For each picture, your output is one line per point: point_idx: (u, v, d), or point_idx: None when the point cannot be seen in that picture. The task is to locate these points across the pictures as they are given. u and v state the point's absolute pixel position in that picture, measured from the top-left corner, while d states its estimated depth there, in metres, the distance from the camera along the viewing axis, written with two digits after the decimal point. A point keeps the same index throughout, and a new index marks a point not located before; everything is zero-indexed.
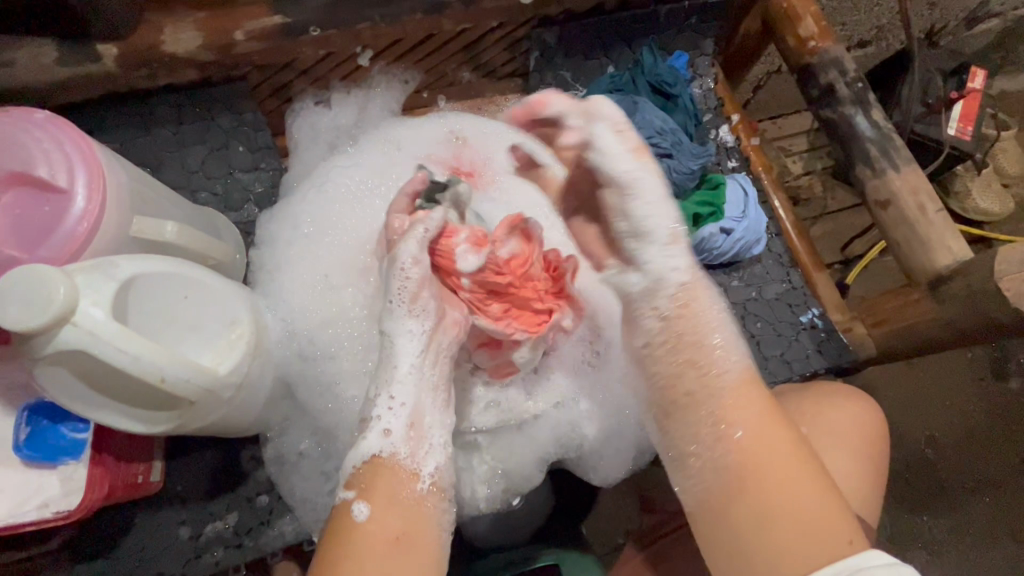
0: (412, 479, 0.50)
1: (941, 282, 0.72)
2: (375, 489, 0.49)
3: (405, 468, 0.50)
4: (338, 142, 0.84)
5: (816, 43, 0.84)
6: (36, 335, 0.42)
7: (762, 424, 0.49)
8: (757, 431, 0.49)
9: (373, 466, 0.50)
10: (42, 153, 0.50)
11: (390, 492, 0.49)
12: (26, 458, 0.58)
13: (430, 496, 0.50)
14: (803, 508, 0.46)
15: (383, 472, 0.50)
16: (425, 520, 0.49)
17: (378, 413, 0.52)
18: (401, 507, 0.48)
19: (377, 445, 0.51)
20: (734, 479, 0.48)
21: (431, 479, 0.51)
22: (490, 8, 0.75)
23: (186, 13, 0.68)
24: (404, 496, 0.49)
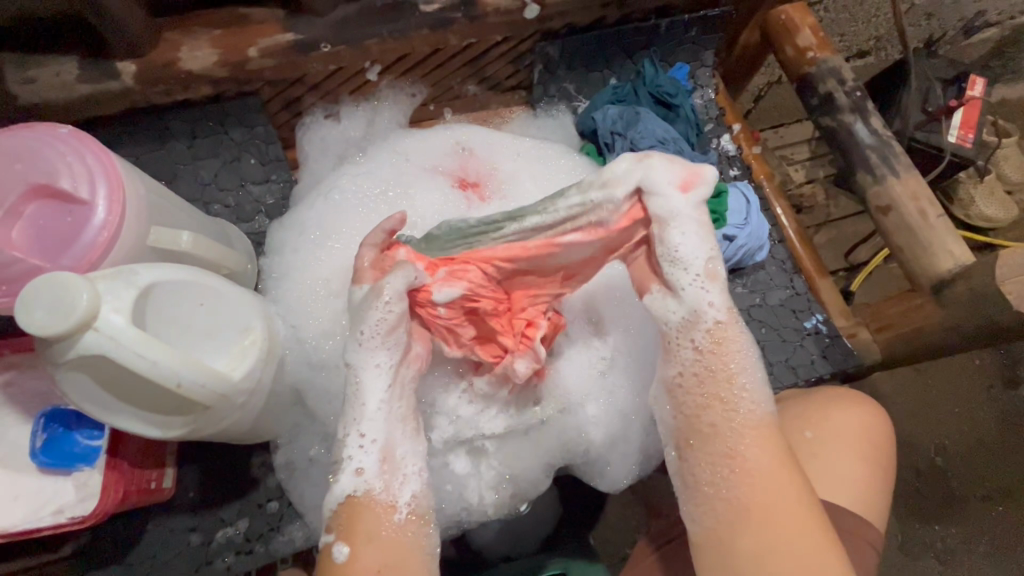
0: (389, 512, 0.51)
1: (944, 285, 0.73)
2: (355, 528, 0.49)
3: (380, 503, 0.51)
4: (347, 154, 0.86)
5: (815, 54, 0.86)
6: (60, 340, 0.44)
7: (776, 473, 0.49)
8: (768, 477, 0.49)
9: (350, 506, 0.51)
10: (64, 166, 0.52)
11: (369, 530, 0.49)
12: (42, 464, 0.60)
13: (409, 524, 0.51)
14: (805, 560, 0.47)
15: (362, 510, 0.50)
16: (409, 548, 0.50)
17: (350, 453, 0.52)
18: (382, 542, 0.49)
19: (352, 484, 0.51)
20: (744, 519, 0.48)
21: (408, 509, 0.51)
22: (495, 23, 0.77)
23: (202, 32, 0.70)
24: (382, 530, 0.50)
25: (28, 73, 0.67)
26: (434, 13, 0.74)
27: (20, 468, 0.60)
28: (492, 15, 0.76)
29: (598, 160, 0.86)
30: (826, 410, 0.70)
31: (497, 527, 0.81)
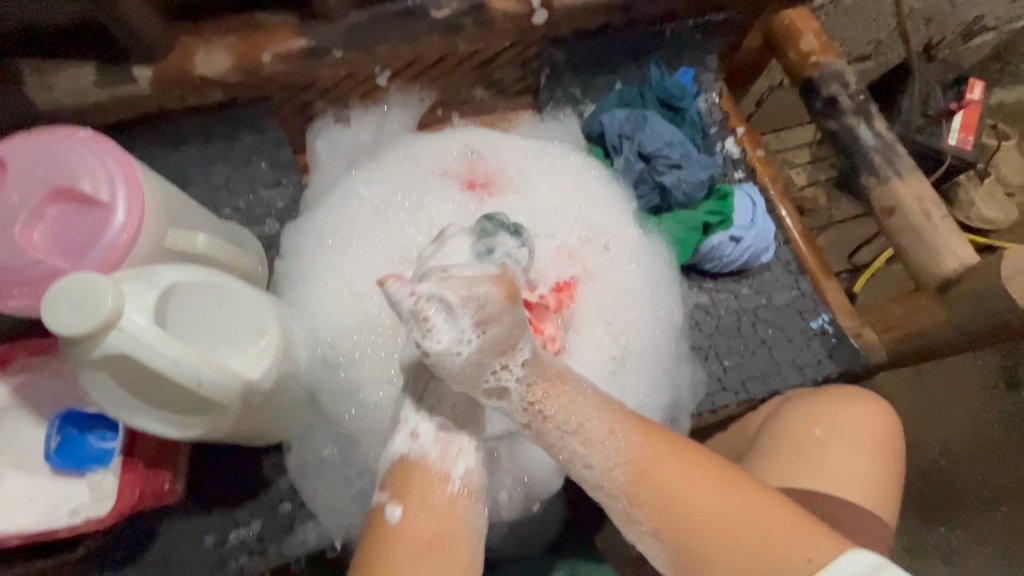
0: (444, 480, 0.52)
1: (949, 286, 0.74)
2: (409, 491, 0.51)
3: (436, 469, 0.52)
4: (356, 158, 0.87)
5: (817, 58, 0.88)
6: (84, 339, 0.45)
7: (646, 459, 0.50)
8: (640, 468, 0.50)
9: (401, 466, 0.53)
10: (85, 168, 0.53)
11: (422, 496, 0.51)
12: (57, 466, 0.60)
13: (461, 497, 0.52)
14: (738, 525, 0.48)
15: (414, 464, 0.52)
16: (461, 520, 0.51)
17: (407, 418, 0.54)
18: (436, 511, 0.51)
19: (406, 445, 0.53)
20: (681, 522, 0.49)
21: (462, 481, 0.53)
22: (503, 29, 0.78)
23: (217, 38, 0.71)
24: (436, 499, 0.51)
25: (46, 79, 0.68)
26: (444, 19, 0.75)
27: (36, 469, 0.61)
28: (501, 21, 0.77)
29: (606, 163, 0.87)
30: (835, 407, 0.71)
31: (506, 528, 0.80)
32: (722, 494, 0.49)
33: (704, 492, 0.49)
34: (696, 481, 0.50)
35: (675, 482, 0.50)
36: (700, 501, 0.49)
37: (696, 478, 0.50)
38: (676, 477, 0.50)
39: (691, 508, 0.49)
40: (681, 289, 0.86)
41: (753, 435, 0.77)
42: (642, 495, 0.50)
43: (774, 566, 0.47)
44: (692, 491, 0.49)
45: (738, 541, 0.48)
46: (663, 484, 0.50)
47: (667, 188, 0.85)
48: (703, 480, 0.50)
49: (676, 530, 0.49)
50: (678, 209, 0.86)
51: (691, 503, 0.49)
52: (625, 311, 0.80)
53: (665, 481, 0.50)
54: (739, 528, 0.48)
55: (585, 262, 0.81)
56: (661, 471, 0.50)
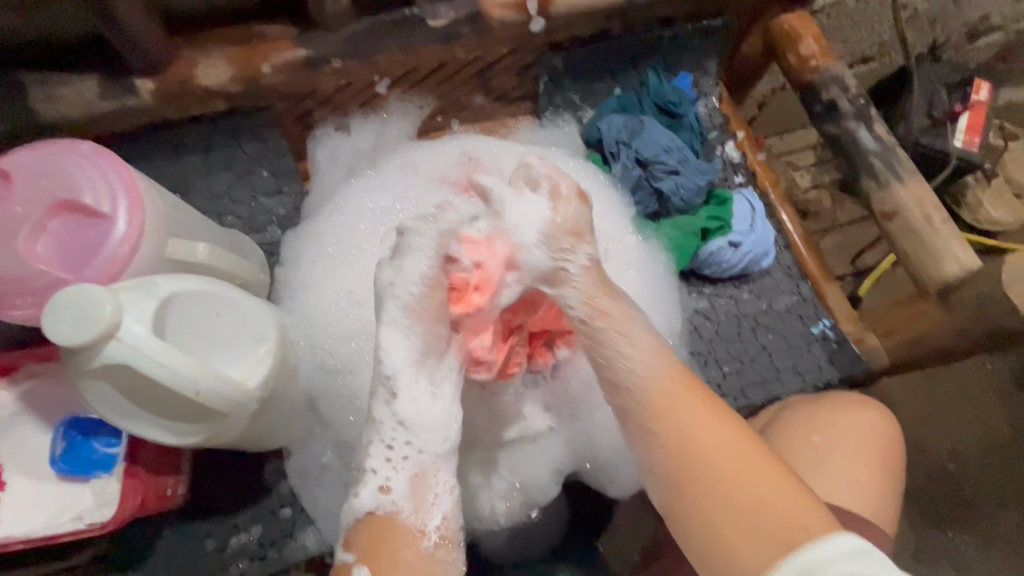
0: (418, 538, 0.53)
1: (950, 291, 0.73)
2: (379, 552, 0.52)
3: (412, 526, 0.53)
4: (357, 166, 0.88)
5: (817, 61, 0.87)
6: (84, 350, 0.46)
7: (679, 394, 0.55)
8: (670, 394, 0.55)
9: (369, 523, 0.53)
10: (88, 181, 0.54)
11: (393, 557, 0.51)
12: (61, 471, 0.61)
13: (440, 549, 0.53)
14: (758, 496, 0.50)
15: (386, 521, 0.53)
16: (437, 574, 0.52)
17: (374, 469, 0.55)
18: (411, 568, 0.51)
19: (373, 501, 0.54)
20: (690, 459, 0.52)
21: (437, 533, 0.54)
22: (500, 37, 0.79)
23: (218, 50, 0.72)
24: (410, 559, 0.52)
25: (51, 92, 0.69)
26: (442, 28, 0.75)
27: (41, 476, 0.62)
28: (499, 29, 0.77)
29: (604, 168, 0.87)
30: (834, 416, 0.71)
31: (505, 533, 0.80)
32: (744, 444, 0.52)
33: (728, 440, 0.52)
34: (719, 426, 0.53)
35: (695, 421, 0.53)
36: (720, 442, 0.52)
37: (723, 422, 0.53)
38: (704, 421, 0.53)
39: (725, 461, 0.51)
40: (681, 295, 0.86)
41: None
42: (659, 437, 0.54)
43: (759, 517, 0.49)
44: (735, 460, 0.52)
45: (736, 483, 0.50)
46: (681, 428, 0.53)
47: (665, 194, 0.85)
48: (728, 428, 0.53)
49: (684, 457, 0.52)
50: (677, 214, 0.86)
51: (716, 444, 0.52)
52: None
53: (693, 419, 0.54)
54: (758, 497, 0.50)
55: None
56: (683, 407, 0.54)
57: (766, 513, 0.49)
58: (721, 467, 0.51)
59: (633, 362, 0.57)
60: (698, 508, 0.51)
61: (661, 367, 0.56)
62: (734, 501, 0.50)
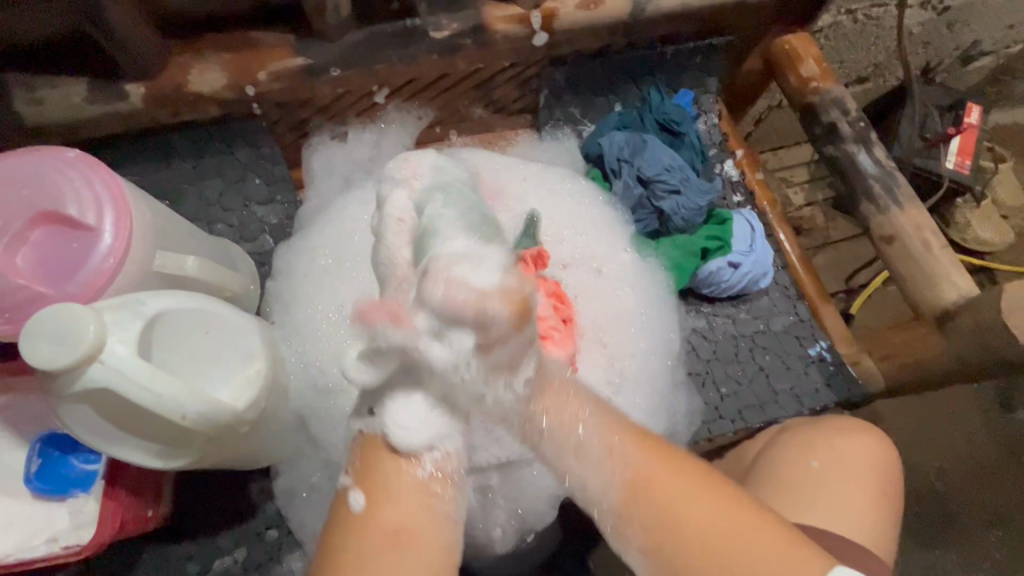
0: (413, 465, 0.50)
1: (948, 318, 0.73)
2: (374, 481, 0.49)
3: (403, 453, 0.50)
4: (354, 176, 0.86)
5: (817, 84, 0.88)
6: (64, 373, 0.43)
7: (660, 472, 0.47)
8: (640, 466, 0.48)
9: (366, 443, 0.51)
10: (72, 191, 0.52)
11: (384, 481, 0.49)
12: (36, 489, 0.58)
13: (435, 481, 0.50)
14: (752, 553, 0.45)
15: (374, 444, 0.51)
16: (433, 512, 0.49)
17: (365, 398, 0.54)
18: (404, 495, 0.49)
19: (362, 424, 0.53)
20: (676, 548, 0.45)
21: (433, 465, 0.50)
22: (503, 49, 0.77)
23: (212, 55, 0.70)
24: (403, 484, 0.49)
25: (36, 93, 0.66)
26: (444, 40, 0.73)
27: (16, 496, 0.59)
28: (501, 42, 0.76)
29: (605, 185, 0.86)
30: (833, 441, 0.70)
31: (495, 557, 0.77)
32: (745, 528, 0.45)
33: (711, 514, 0.46)
34: (709, 503, 0.46)
35: (685, 495, 0.47)
36: (706, 524, 0.45)
37: (747, 535, 0.45)
38: (683, 494, 0.47)
39: (699, 524, 0.45)
40: (679, 314, 0.85)
41: (750, 464, 0.76)
42: (651, 523, 0.46)
43: None
44: (728, 534, 0.45)
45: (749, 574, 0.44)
46: (676, 515, 0.46)
47: (665, 214, 0.84)
48: (715, 503, 0.46)
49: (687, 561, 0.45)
50: (676, 233, 0.86)
51: (710, 525, 0.45)
52: (626, 337, 0.78)
53: (666, 495, 0.46)
54: (751, 553, 0.44)
55: (581, 286, 0.79)
56: (670, 487, 0.47)
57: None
58: (732, 570, 0.44)
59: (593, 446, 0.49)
60: None
61: (621, 452, 0.48)
62: None
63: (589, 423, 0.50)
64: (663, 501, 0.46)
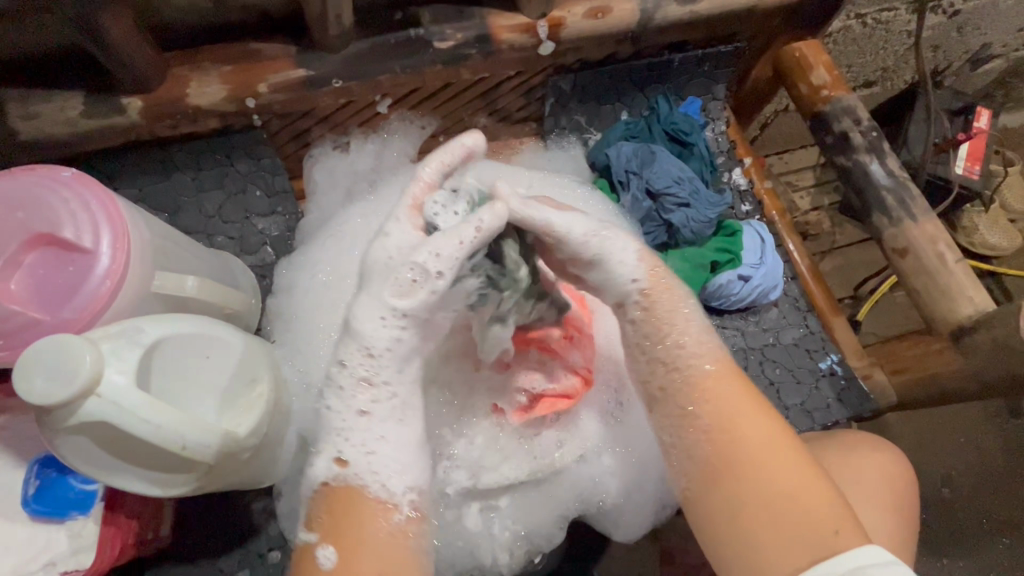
0: (388, 510, 0.50)
1: (964, 333, 0.72)
2: (343, 529, 0.49)
3: (377, 501, 0.50)
4: (356, 188, 0.86)
5: (829, 92, 0.86)
6: (60, 407, 0.42)
7: (739, 393, 0.53)
8: (723, 374, 0.54)
9: (329, 492, 0.50)
10: (68, 214, 0.50)
11: (359, 529, 0.48)
12: (34, 512, 0.55)
13: (407, 528, 0.50)
14: (783, 478, 0.48)
15: (347, 492, 0.50)
16: (407, 554, 0.49)
17: (329, 442, 0.52)
18: (378, 548, 0.48)
19: (329, 474, 0.51)
20: (728, 451, 0.50)
21: (408, 510, 0.51)
22: (508, 59, 0.76)
23: (212, 67, 0.68)
24: (377, 534, 0.49)
25: (31, 108, 0.64)
26: (448, 50, 0.72)
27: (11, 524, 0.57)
28: (507, 51, 0.74)
29: (612, 197, 0.84)
30: (847, 458, 0.69)
31: None
32: (782, 446, 0.50)
33: (769, 436, 0.51)
34: (769, 428, 0.51)
35: (751, 414, 0.52)
36: (758, 440, 0.50)
37: (787, 447, 0.50)
38: (748, 414, 0.52)
39: (751, 443, 0.50)
40: None
41: None
42: (700, 417, 0.53)
43: (795, 526, 0.47)
44: (771, 454, 0.50)
45: (783, 494, 0.48)
46: (734, 428, 0.51)
47: (674, 226, 0.82)
48: (780, 436, 0.51)
49: (721, 455, 0.51)
50: (685, 245, 0.84)
51: (763, 441, 0.50)
52: None
53: (732, 405, 0.52)
54: (784, 478, 0.48)
55: None
56: (740, 406, 0.52)
57: (794, 501, 0.48)
58: (771, 488, 0.48)
59: (686, 343, 0.56)
60: (732, 504, 0.49)
61: (712, 355, 0.56)
62: (772, 506, 0.48)
63: (691, 334, 0.56)
64: (727, 413, 0.52)
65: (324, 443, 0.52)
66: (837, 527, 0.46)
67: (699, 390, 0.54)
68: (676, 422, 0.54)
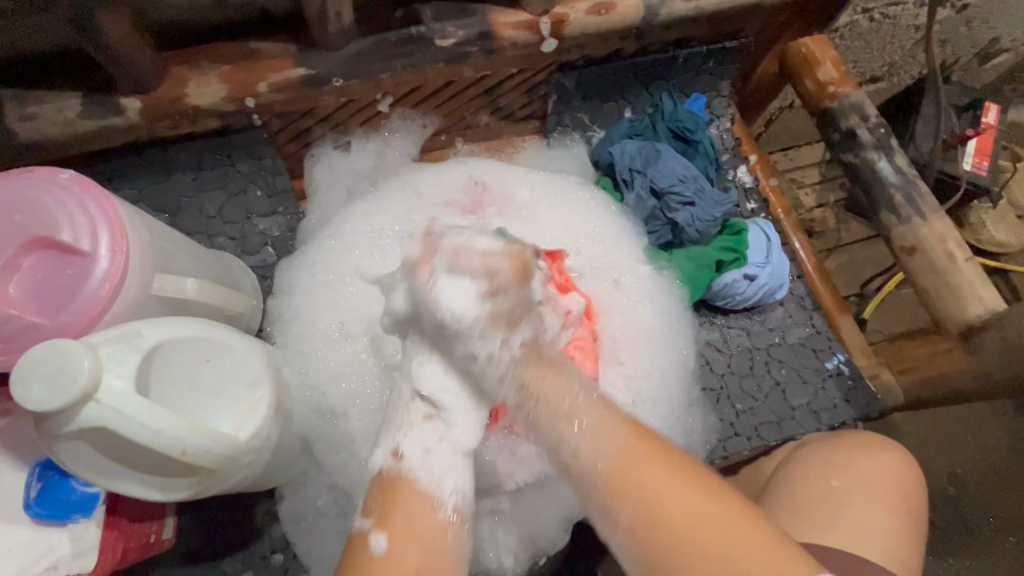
0: (438, 506, 0.50)
1: (973, 333, 0.71)
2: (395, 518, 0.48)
3: (429, 494, 0.50)
4: (357, 187, 0.84)
5: (836, 88, 0.85)
6: (58, 413, 0.41)
7: (647, 457, 0.46)
8: (628, 453, 0.46)
9: (386, 480, 0.51)
10: (65, 217, 0.50)
11: (409, 522, 0.48)
12: (35, 515, 0.54)
13: (452, 524, 0.49)
14: (733, 552, 0.42)
15: (395, 483, 0.50)
16: (446, 548, 0.48)
17: (398, 439, 0.52)
18: (423, 537, 0.47)
19: (383, 462, 0.52)
20: (661, 535, 0.43)
21: (454, 506, 0.50)
22: (510, 56, 0.75)
23: (211, 67, 0.67)
24: (423, 526, 0.48)
25: (29, 109, 0.64)
26: (450, 48, 0.71)
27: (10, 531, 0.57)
28: (509, 49, 0.73)
29: (616, 195, 0.84)
30: (857, 460, 0.68)
31: None
32: (707, 495, 0.44)
33: (695, 503, 0.44)
34: (692, 492, 0.44)
35: (670, 476, 0.45)
36: (682, 510, 0.44)
37: (713, 502, 0.44)
38: (661, 479, 0.45)
39: (686, 519, 0.43)
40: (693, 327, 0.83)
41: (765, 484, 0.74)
42: (622, 509, 0.45)
43: None
44: (712, 527, 0.43)
45: (727, 574, 0.42)
46: (651, 499, 0.44)
47: (680, 225, 0.82)
48: (705, 499, 0.44)
49: (663, 547, 0.43)
50: (690, 245, 0.83)
51: (686, 511, 0.43)
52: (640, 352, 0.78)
53: (648, 479, 0.45)
54: (733, 554, 0.42)
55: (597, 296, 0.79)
56: (648, 473, 0.45)
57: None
58: (710, 562, 0.42)
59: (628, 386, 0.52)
60: None
61: (611, 426, 0.48)
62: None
63: (589, 406, 0.50)
64: (646, 487, 0.44)
65: (384, 436, 0.54)
66: None
67: (618, 460, 0.46)
68: (609, 509, 0.46)
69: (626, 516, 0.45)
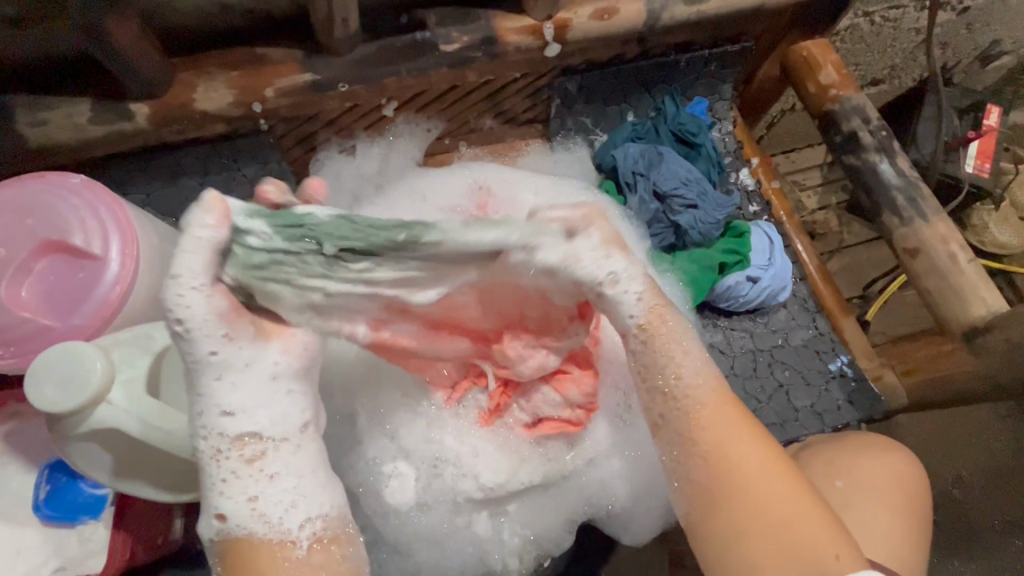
0: (289, 547, 0.44)
1: (977, 334, 0.71)
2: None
3: (279, 540, 0.45)
4: (361, 191, 0.85)
5: (837, 91, 0.85)
6: (70, 414, 0.42)
7: (721, 411, 0.50)
8: (712, 403, 0.50)
9: (235, 543, 0.45)
10: (78, 221, 0.50)
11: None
12: (46, 517, 0.55)
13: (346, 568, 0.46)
14: (778, 511, 0.46)
15: (239, 545, 0.44)
16: None
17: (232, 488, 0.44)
18: None
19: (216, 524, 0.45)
20: (722, 473, 0.48)
21: (317, 539, 0.46)
22: (514, 61, 0.75)
23: (219, 73, 0.68)
24: None
25: (39, 115, 0.65)
26: (454, 52, 0.71)
27: None
28: (513, 54, 0.74)
29: (619, 198, 0.84)
30: (856, 460, 0.68)
31: None
32: (778, 469, 0.48)
33: (762, 461, 0.48)
34: (761, 453, 0.48)
35: (743, 434, 0.49)
36: (751, 466, 0.48)
37: (782, 470, 0.48)
38: (736, 432, 0.49)
39: (746, 471, 0.47)
40: (696, 329, 0.83)
41: None
42: (695, 444, 0.49)
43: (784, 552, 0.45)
44: (771, 485, 0.47)
45: (778, 524, 0.46)
46: (717, 447, 0.48)
47: (682, 228, 0.82)
48: (776, 462, 0.48)
49: (720, 490, 0.48)
50: (693, 247, 0.84)
51: (753, 465, 0.48)
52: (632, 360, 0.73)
53: (724, 428, 0.49)
54: (778, 510, 0.46)
55: None
56: (727, 424, 0.49)
57: (790, 534, 0.46)
58: (760, 514, 0.46)
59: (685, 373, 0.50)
60: (727, 535, 0.47)
61: (701, 376, 0.51)
62: (774, 538, 0.46)
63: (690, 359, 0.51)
64: (718, 435, 0.49)
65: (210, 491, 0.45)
66: (829, 550, 0.45)
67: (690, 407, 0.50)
68: (674, 447, 0.50)
69: (685, 458, 0.49)
